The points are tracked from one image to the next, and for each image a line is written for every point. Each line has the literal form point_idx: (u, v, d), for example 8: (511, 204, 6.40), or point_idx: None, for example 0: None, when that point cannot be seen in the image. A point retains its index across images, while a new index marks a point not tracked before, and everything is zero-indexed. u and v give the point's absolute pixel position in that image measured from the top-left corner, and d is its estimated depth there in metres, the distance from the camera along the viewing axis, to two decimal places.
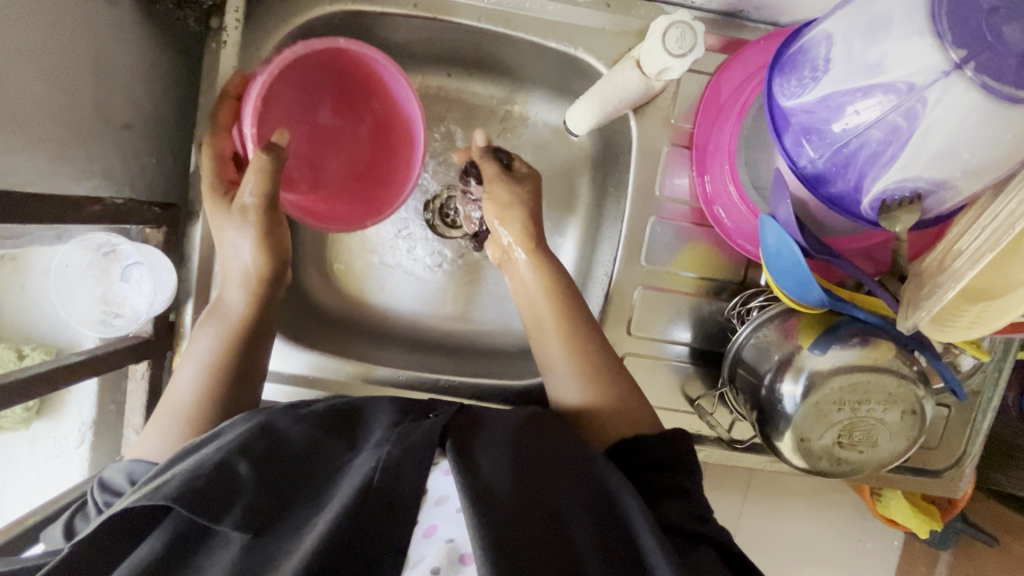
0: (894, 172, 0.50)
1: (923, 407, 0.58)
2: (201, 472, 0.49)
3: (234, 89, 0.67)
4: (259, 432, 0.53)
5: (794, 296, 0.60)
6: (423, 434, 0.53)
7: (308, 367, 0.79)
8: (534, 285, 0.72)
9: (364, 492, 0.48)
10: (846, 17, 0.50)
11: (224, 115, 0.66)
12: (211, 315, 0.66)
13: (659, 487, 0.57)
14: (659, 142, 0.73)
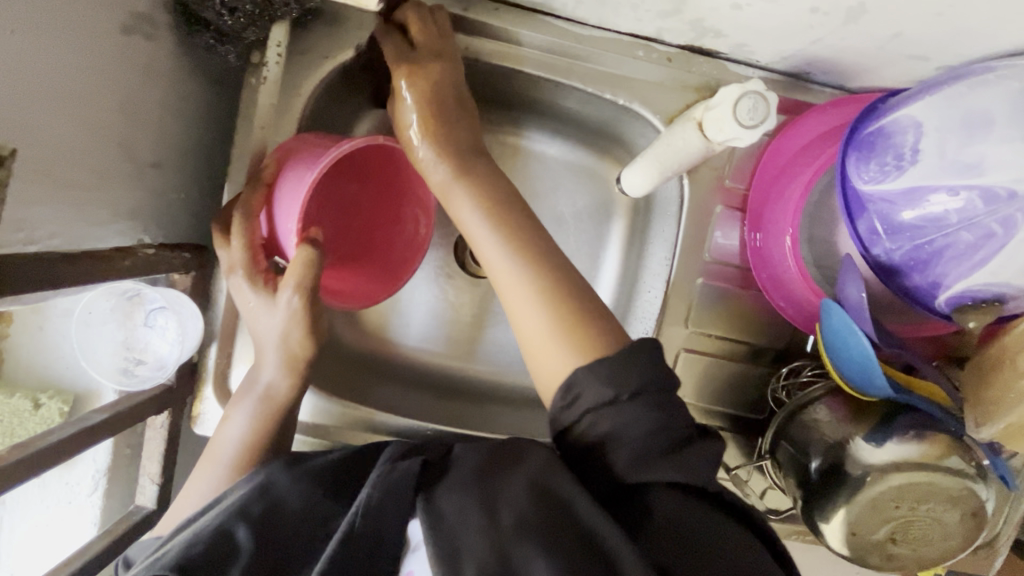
0: (980, 275, 0.47)
1: (984, 509, 0.56)
2: (200, 540, 0.51)
3: (267, 174, 0.60)
4: (256, 493, 0.54)
5: (858, 388, 0.57)
6: (401, 474, 0.53)
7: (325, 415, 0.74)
8: (480, 225, 0.58)
9: (346, 540, 0.50)
10: (935, 106, 0.48)
11: (257, 201, 0.59)
12: (246, 391, 0.63)
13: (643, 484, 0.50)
14: (710, 202, 0.70)
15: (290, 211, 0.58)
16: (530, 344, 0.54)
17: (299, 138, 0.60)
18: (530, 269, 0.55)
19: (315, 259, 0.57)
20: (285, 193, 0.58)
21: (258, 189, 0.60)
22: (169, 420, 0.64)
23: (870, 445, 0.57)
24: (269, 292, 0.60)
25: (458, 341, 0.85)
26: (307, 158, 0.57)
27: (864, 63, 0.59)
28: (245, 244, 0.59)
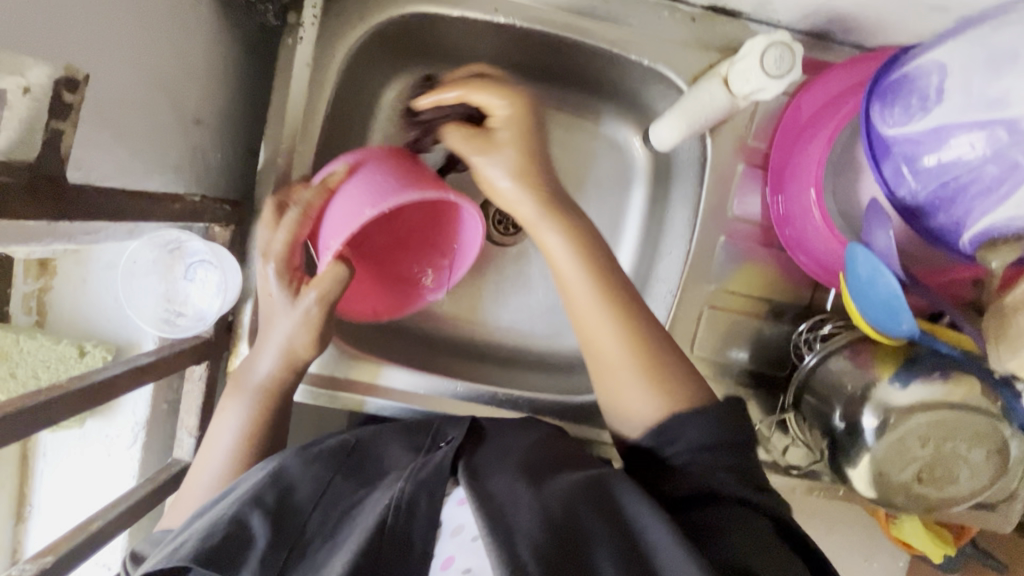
0: (1004, 209, 0.49)
1: (1008, 446, 0.57)
2: (218, 528, 0.52)
3: (333, 181, 0.57)
4: (273, 477, 0.57)
5: (885, 331, 0.59)
6: (431, 470, 0.57)
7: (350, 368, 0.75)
8: (570, 259, 0.62)
9: (379, 532, 0.52)
10: (962, 48, 0.50)
11: (313, 202, 0.57)
12: (234, 388, 0.63)
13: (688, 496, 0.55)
14: (733, 161, 0.72)
15: (333, 229, 0.56)
16: (591, 327, 0.61)
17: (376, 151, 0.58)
18: (620, 308, 0.61)
19: (343, 280, 0.58)
20: (337, 209, 0.56)
21: (316, 191, 0.58)
22: (207, 373, 0.65)
23: (894, 386, 0.59)
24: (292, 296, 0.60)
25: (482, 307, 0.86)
26: (371, 192, 0.54)
27: (883, 17, 0.61)
28: (289, 239, 0.58)
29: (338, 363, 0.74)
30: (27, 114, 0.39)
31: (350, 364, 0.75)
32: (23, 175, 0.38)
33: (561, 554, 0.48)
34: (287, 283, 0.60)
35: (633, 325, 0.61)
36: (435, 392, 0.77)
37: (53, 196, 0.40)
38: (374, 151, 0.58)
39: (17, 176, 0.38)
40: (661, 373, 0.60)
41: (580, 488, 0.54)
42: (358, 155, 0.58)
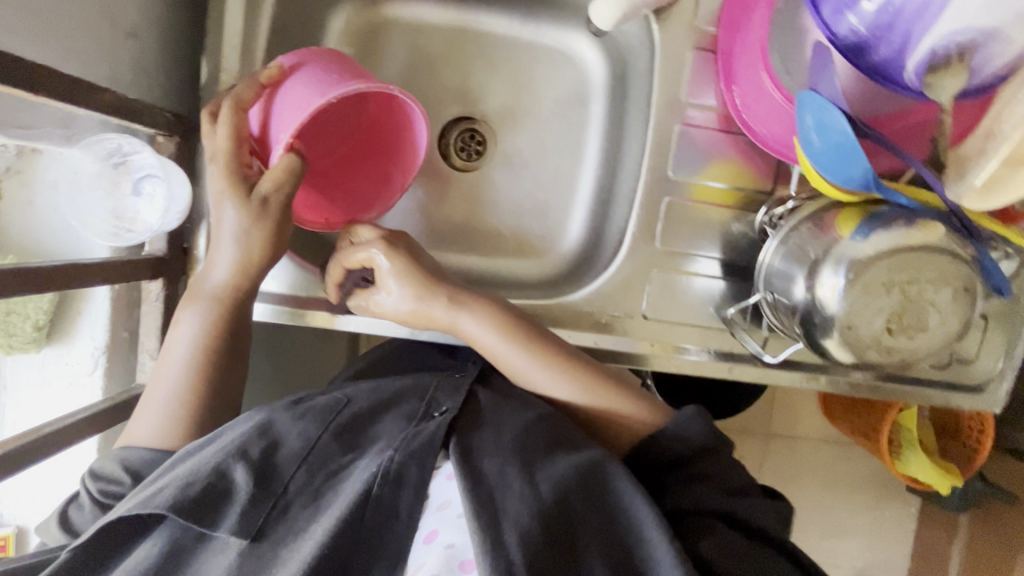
0: (943, 24, 0.48)
1: (976, 284, 0.56)
2: (199, 479, 0.51)
3: (264, 78, 0.59)
4: (257, 432, 0.55)
5: (839, 183, 0.58)
6: (425, 438, 0.55)
7: (297, 288, 0.73)
8: (510, 352, 0.64)
9: (361, 501, 0.51)
10: None
11: (248, 97, 0.59)
12: (193, 295, 0.62)
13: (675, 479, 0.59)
14: (684, 48, 0.71)
15: (285, 119, 0.58)
16: (518, 369, 0.64)
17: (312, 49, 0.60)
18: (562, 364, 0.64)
19: (298, 169, 0.58)
20: (286, 98, 0.58)
21: (254, 87, 0.59)
22: (164, 291, 0.64)
23: (856, 239, 0.58)
24: (245, 197, 0.59)
25: (448, 229, 0.86)
26: (319, 83, 0.57)
27: None
28: (232, 134, 0.59)
29: (310, 282, 0.74)
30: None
31: (321, 281, 0.74)
32: None
33: (548, 551, 0.49)
34: (242, 183, 0.59)
35: (569, 368, 0.64)
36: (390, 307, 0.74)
37: None
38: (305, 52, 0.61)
39: None
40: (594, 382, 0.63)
41: (576, 475, 0.53)
42: (292, 58, 0.61)
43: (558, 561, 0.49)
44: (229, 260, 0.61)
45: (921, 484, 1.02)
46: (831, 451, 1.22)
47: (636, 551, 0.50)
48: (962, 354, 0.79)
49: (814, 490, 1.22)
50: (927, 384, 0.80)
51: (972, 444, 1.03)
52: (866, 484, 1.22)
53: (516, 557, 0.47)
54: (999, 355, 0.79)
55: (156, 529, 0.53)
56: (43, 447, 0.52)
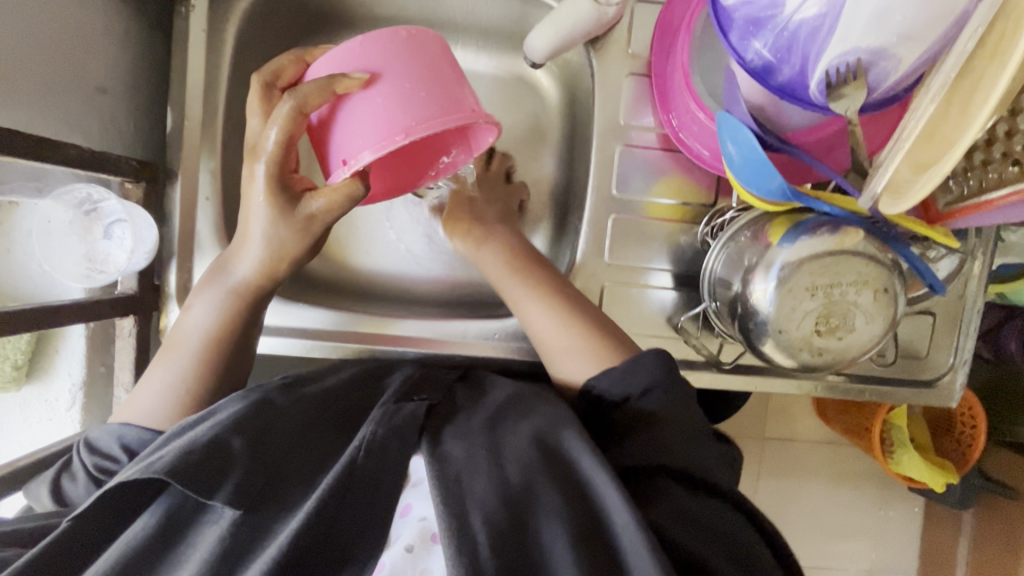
0: (833, 46, 0.52)
1: (894, 286, 0.59)
2: (197, 447, 0.54)
3: (338, 87, 0.54)
4: (254, 410, 0.59)
5: (759, 195, 0.61)
6: (406, 415, 0.59)
7: (330, 323, 0.82)
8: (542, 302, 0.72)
9: (350, 472, 0.54)
10: None
11: (314, 103, 0.55)
12: (209, 280, 0.66)
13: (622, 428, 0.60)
14: (620, 73, 0.75)
15: (355, 144, 0.56)
16: (555, 348, 0.70)
17: (390, 46, 0.56)
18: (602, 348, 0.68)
19: (356, 197, 0.58)
20: (359, 113, 0.55)
21: (323, 93, 0.55)
22: (136, 327, 0.68)
23: (782, 247, 0.61)
24: (280, 209, 0.60)
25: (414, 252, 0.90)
26: (404, 110, 0.55)
27: None
28: (284, 138, 0.57)
29: (336, 319, 0.82)
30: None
31: (347, 318, 0.82)
32: None
33: (520, 519, 0.51)
34: (281, 189, 0.60)
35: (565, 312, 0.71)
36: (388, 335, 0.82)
37: None
38: (384, 53, 0.56)
39: None
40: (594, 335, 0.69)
41: (538, 448, 0.55)
42: (373, 62, 0.56)
43: (528, 529, 0.50)
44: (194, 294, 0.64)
45: (912, 481, 1.03)
46: (826, 455, 1.21)
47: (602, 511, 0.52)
48: (913, 350, 0.81)
49: (809, 494, 1.21)
50: (883, 381, 0.82)
51: (965, 445, 1.04)
52: (863, 488, 1.22)
53: (486, 536, 0.49)
54: (950, 350, 0.82)
55: (150, 503, 0.54)
56: None
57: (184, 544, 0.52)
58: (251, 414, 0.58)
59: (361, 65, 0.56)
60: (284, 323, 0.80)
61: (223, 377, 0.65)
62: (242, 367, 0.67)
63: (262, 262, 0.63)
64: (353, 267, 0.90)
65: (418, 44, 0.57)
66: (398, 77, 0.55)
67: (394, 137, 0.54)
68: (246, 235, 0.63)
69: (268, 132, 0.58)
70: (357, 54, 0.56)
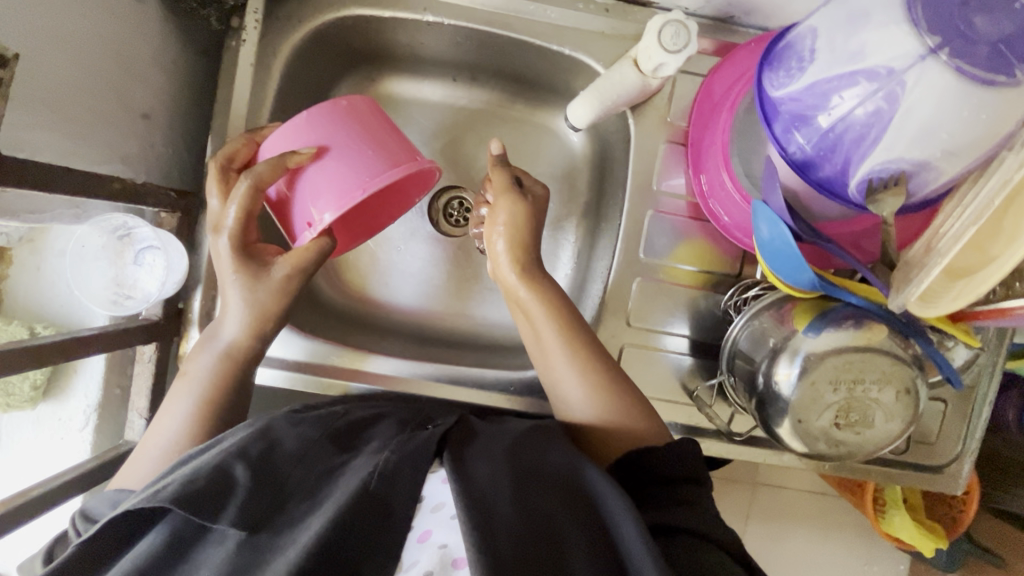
0: (878, 153, 0.52)
1: (917, 387, 0.60)
2: (201, 474, 0.53)
3: (291, 163, 0.61)
4: (258, 435, 0.59)
5: (787, 282, 0.63)
6: (419, 443, 0.59)
7: (308, 354, 0.79)
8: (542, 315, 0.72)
9: (362, 494, 0.53)
10: (831, 12, 0.54)
11: (269, 179, 0.61)
12: (205, 344, 0.67)
13: (653, 490, 0.61)
14: (656, 140, 0.76)
15: (314, 207, 0.64)
16: (555, 376, 0.72)
17: (327, 120, 0.63)
18: (585, 359, 0.70)
19: (327, 251, 0.66)
20: (314, 184, 0.63)
21: (276, 170, 0.61)
22: (156, 354, 0.68)
23: (808, 335, 0.62)
24: (253, 275, 0.65)
25: (436, 292, 0.91)
26: (354, 172, 0.63)
27: None
28: (244, 213, 0.63)
29: (324, 351, 0.80)
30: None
31: (334, 351, 0.80)
32: None
33: (536, 550, 0.50)
34: (249, 257, 0.65)
35: (578, 343, 0.71)
36: (373, 371, 0.81)
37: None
38: (323, 126, 0.63)
39: None
40: (597, 378, 0.70)
41: (553, 482, 0.57)
42: (316, 135, 0.63)
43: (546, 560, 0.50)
44: (238, 320, 0.66)
45: (903, 544, 1.02)
46: (821, 513, 1.21)
47: (616, 544, 0.52)
48: (922, 434, 0.82)
49: (801, 552, 1.20)
50: (889, 463, 0.82)
51: (957, 513, 1.04)
52: (855, 547, 1.21)
53: (505, 560, 0.48)
54: (959, 437, 0.82)
55: (155, 526, 0.53)
56: (31, 509, 0.54)
57: (190, 566, 0.51)
58: (257, 440, 0.58)
59: (306, 140, 0.63)
60: (277, 349, 0.78)
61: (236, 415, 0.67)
62: (241, 402, 0.67)
63: (274, 311, 0.67)
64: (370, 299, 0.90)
65: (354, 111, 0.64)
66: (346, 146, 0.63)
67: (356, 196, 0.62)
68: (225, 301, 0.66)
69: (229, 209, 0.64)
70: (303, 130, 0.63)
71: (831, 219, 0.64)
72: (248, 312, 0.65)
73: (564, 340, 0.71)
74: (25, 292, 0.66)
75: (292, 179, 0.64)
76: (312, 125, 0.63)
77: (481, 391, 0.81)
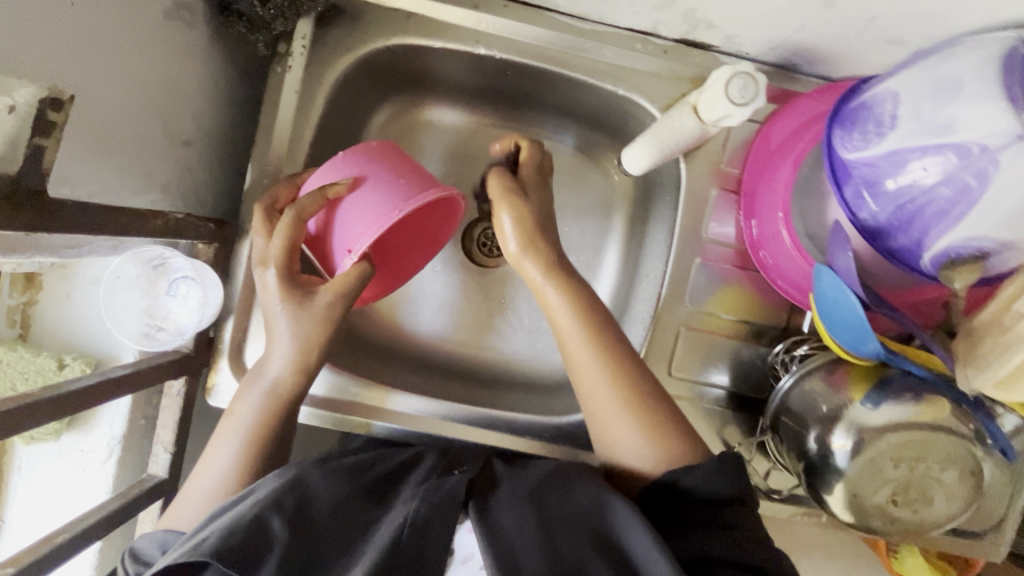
0: (960, 229, 0.50)
1: (980, 468, 0.57)
2: (239, 528, 0.51)
3: (330, 192, 0.61)
4: (291, 486, 0.56)
5: (850, 350, 0.60)
6: (447, 491, 0.57)
7: (334, 391, 0.77)
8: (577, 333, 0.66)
9: (393, 552, 0.51)
10: (914, 79, 0.52)
11: (310, 210, 0.61)
12: (251, 379, 0.65)
13: (685, 515, 0.57)
14: (706, 186, 0.74)
15: (353, 233, 0.63)
16: (599, 406, 0.65)
17: (362, 154, 0.64)
18: (614, 365, 0.65)
19: (368, 276, 0.63)
20: (353, 213, 0.62)
21: (317, 201, 0.61)
22: (185, 388, 0.66)
23: (866, 406, 0.60)
24: (298, 303, 0.62)
25: (463, 324, 0.89)
26: (393, 197, 0.62)
27: (842, 52, 0.63)
28: (287, 245, 0.62)
29: (351, 387, 0.77)
30: (9, 130, 0.38)
31: (361, 386, 0.78)
32: (4, 186, 0.38)
33: None
34: (294, 286, 0.63)
35: (625, 373, 0.65)
36: (400, 410, 0.78)
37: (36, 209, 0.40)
38: (360, 160, 0.63)
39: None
40: (649, 414, 0.64)
41: (578, 522, 0.56)
42: (354, 168, 0.63)
43: None
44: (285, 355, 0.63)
45: None
46: None
47: None
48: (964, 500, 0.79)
49: None
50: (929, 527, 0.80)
51: None
52: None
53: None
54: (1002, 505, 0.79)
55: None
56: (55, 558, 0.52)
57: None
58: (290, 488, 0.56)
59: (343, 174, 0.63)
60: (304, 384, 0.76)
61: (265, 458, 0.64)
62: (270, 444, 0.65)
63: (320, 342, 0.64)
64: (396, 327, 0.88)
65: (389, 149, 0.66)
66: (384, 174, 0.63)
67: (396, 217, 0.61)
68: (272, 333, 0.64)
69: (271, 243, 0.62)
70: (339, 167, 0.64)
71: (889, 284, 0.62)
72: (297, 343, 0.63)
73: (607, 369, 0.65)
74: (53, 319, 0.63)
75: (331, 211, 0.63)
76: (350, 161, 0.64)
77: (513, 436, 0.79)
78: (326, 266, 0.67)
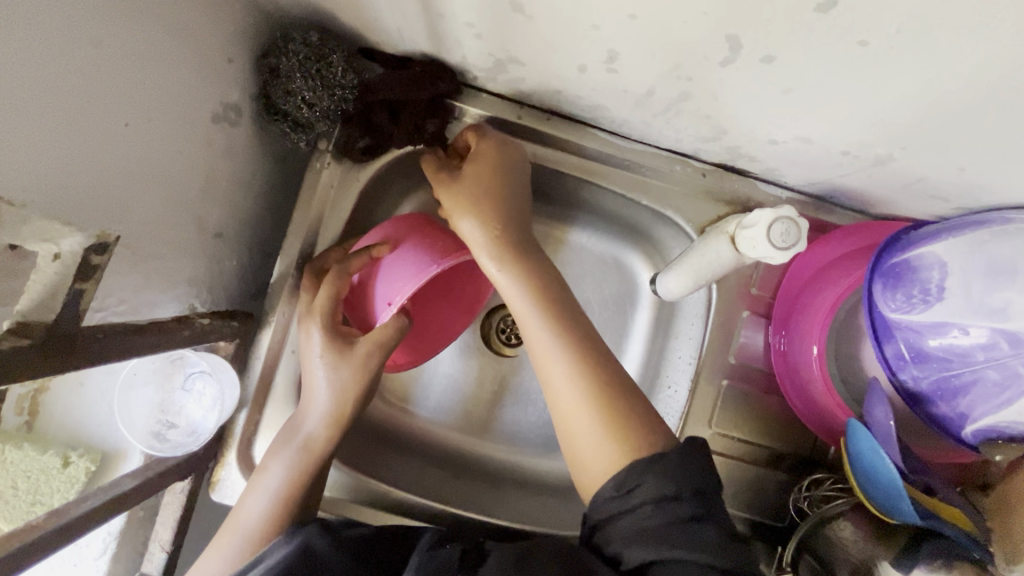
0: (1007, 412, 0.54)
1: None
2: None
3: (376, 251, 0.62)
4: (298, 557, 0.53)
5: (886, 511, 0.56)
6: (440, 561, 0.52)
7: (333, 488, 0.71)
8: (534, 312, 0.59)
9: None
10: (963, 250, 0.55)
11: (355, 266, 0.62)
12: (265, 468, 0.61)
13: (624, 531, 0.48)
14: (739, 307, 0.72)
15: (397, 287, 0.62)
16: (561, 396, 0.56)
17: (405, 220, 0.65)
18: (566, 333, 0.58)
19: (405, 330, 0.62)
20: (394, 270, 0.63)
21: (363, 257, 0.62)
22: (189, 487, 0.63)
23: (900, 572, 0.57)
24: (339, 352, 0.61)
25: (469, 417, 0.84)
26: (429, 252, 0.62)
27: (886, 197, 0.63)
28: (332, 298, 0.62)
29: (352, 486, 0.72)
30: (51, 279, 0.41)
31: (364, 485, 0.72)
32: (39, 334, 0.39)
33: None
34: (334, 339, 0.62)
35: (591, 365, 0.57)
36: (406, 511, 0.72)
37: (66, 353, 0.41)
38: (403, 224, 0.65)
39: (32, 338, 0.39)
40: (617, 409, 0.54)
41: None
42: (391, 229, 0.64)
43: None
44: (299, 463, 0.60)
45: None
46: None
47: None
48: None
49: None
50: None
51: None
52: None
53: None
54: None
55: None
56: None
57: None
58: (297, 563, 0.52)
59: (385, 235, 0.64)
60: None
61: None
62: None
63: (358, 392, 0.61)
64: (403, 418, 0.82)
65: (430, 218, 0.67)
66: (427, 235, 0.64)
67: (432, 269, 0.60)
68: (309, 388, 0.62)
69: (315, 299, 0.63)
70: (382, 227, 0.65)
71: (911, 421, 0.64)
72: (313, 445, 0.61)
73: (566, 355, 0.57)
74: (63, 406, 0.64)
75: (375, 267, 0.64)
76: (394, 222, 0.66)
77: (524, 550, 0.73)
78: (364, 323, 0.66)
